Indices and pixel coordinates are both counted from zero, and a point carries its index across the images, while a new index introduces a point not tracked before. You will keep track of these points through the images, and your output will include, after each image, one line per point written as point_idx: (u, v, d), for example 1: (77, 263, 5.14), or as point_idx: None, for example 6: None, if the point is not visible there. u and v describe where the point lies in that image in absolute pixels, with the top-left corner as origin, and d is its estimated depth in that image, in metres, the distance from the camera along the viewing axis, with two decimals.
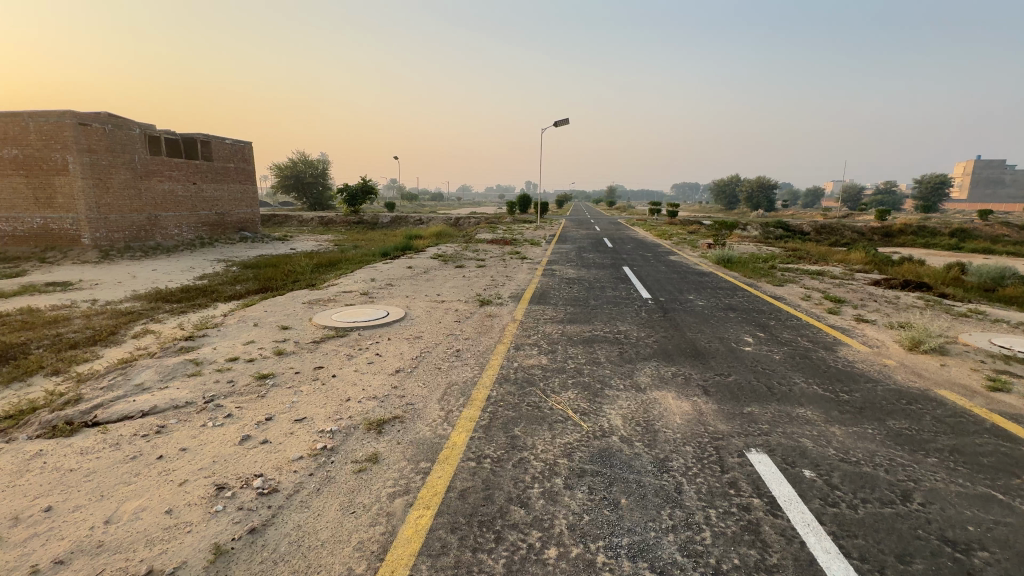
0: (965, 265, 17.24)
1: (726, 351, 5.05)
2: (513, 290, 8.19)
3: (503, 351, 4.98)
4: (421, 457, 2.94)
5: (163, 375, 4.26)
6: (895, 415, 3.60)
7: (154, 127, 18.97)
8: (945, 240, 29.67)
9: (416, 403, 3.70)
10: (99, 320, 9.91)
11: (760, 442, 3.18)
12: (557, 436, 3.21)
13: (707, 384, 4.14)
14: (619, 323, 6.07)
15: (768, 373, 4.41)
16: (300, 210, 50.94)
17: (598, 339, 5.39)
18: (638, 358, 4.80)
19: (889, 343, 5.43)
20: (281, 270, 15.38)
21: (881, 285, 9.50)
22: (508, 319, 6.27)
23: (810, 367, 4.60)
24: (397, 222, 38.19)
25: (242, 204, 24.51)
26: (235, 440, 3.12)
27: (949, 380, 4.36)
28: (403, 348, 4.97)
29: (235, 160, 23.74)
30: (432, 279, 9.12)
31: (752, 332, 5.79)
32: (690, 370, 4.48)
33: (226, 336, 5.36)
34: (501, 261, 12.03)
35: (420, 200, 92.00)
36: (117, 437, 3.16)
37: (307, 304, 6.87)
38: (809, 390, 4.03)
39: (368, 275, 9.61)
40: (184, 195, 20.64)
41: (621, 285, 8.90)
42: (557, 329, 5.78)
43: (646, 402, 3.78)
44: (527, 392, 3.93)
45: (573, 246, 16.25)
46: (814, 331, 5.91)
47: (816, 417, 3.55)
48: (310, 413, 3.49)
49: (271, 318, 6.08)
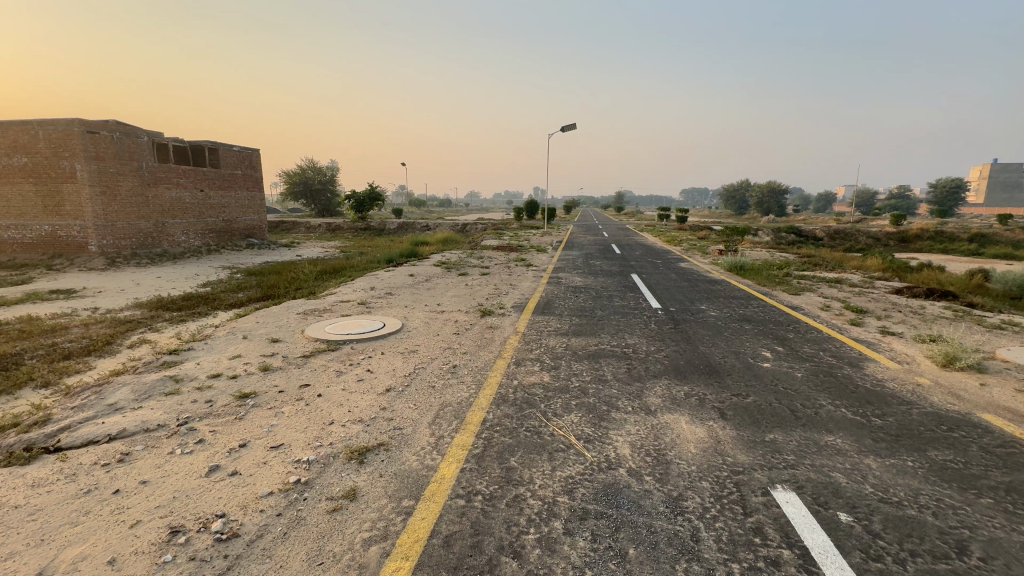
0: (988, 271, 16.61)
1: (742, 368, 4.68)
2: (517, 299, 7.88)
3: (502, 367, 4.66)
4: (404, 493, 2.63)
5: (139, 393, 4.00)
6: (937, 444, 3.23)
7: (162, 135, 19.02)
8: (965, 245, 28.85)
9: (405, 427, 3.39)
10: (98, 328, 9.74)
11: (786, 477, 2.82)
12: (557, 468, 2.89)
13: (722, 406, 3.80)
14: (626, 336, 5.72)
15: (791, 394, 4.05)
16: (309, 216, 51.21)
17: (604, 354, 5.05)
18: (647, 375, 4.45)
19: (920, 359, 5.03)
20: (284, 278, 15.25)
21: (904, 294, 9.04)
22: (510, 331, 5.96)
23: (836, 387, 4.23)
24: (405, 228, 38.10)
25: (250, 211, 24.54)
26: (202, 470, 2.83)
27: (992, 402, 3.96)
28: (396, 363, 4.67)
29: (242, 168, 23.80)
30: (434, 287, 8.85)
31: (769, 346, 5.42)
32: (703, 389, 4.14)
33: (213, 350, 5.10)
34: (505, 268, 11.74)
35: (428, 205, 92.27)
36: (75, 466, 2.89)
37: (302, 314, 6.62)
38: (837, 414, 3.66)
39: (368, 283, 9.38)
40: (191, 202, 20.68)
41: (630, 293, 8.57)
42: (561, 343, 5.46)
43: (657, 427, 3.44)
44: (526, 415, 3.61)
45: (581, 253, 15.93)
46: (836, 345, 5.52)
47: (847, 446, 3.19)
48: (289, 439, 3.19)
49: (263, 329, 5.83)
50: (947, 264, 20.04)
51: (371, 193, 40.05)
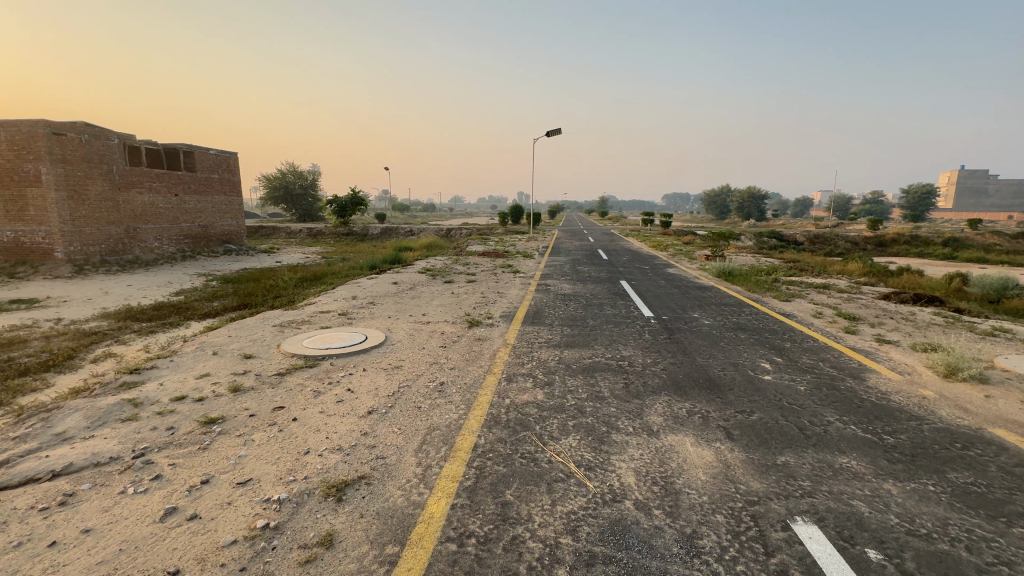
0: (966, 275, 16.93)
1: (743, 382, 4.49)
2: (505, 308, 7.62)
3: (493, 384, 4.38)
4: (387, 538, 2.33)
5: (92, 420, 3.61)
6: (954, 465, 3.06)
7: (134, 138, 18.32)
8: (939, 249, 29.58)
9: (390, 455, 3.09)
10: (59, 341, 9.14)
11: (804, 507, 2.61)
12: (558, 502, 2.62)
13: (728, 424, 3.59)
14: (621, 348, 5.50)
15: (796, 410, 3.86)
16: (290, 221, 50.26)
17: (599, 368, 4.81)
18: (646, 391, 4.22)
19: (920, 368, 4.92)
20: (262, 285, 14.73)
21: (892, 300, 9.04)
22: (499, 343, 5.68)
23: (842, 401, 4.06)
24: (388, 234, 37.51)
25: (227, 216, 23.84)
26: (157, 514, 2.49)
27: (1001, 415, 3.83)
28: (379, 381, 4.36)
29: (219, 172, 23.13)
30: (419, 296, 8.54)
31: (768, 357, 5.25)
32: (706, 406, 3.92)
33: (179, 369, 4.71)
34: (492, 275, 11.48)
35: (412, 210, 91.32)
36: (8, 512, 2.52)
37: (278, 326, 6.23)
38: (847, 432, 3.48)
39: (350, 292, 9.02)
40: (165, 207, 19.96)
41: (620, 301, 8.38)
42: (553, 356, 5.20)
43: (662, 451, 3.21)
44: (521, 440, 3.33)
45: (568, 259, 15.77)
46: (835, 354, 5.38)
47: (863, 469, 3.00)
48: (259, 473, 2.87)
49: (235, 344, 5.44)
50: (924, 268, 20.44)
51: (353, 197, 39.43)
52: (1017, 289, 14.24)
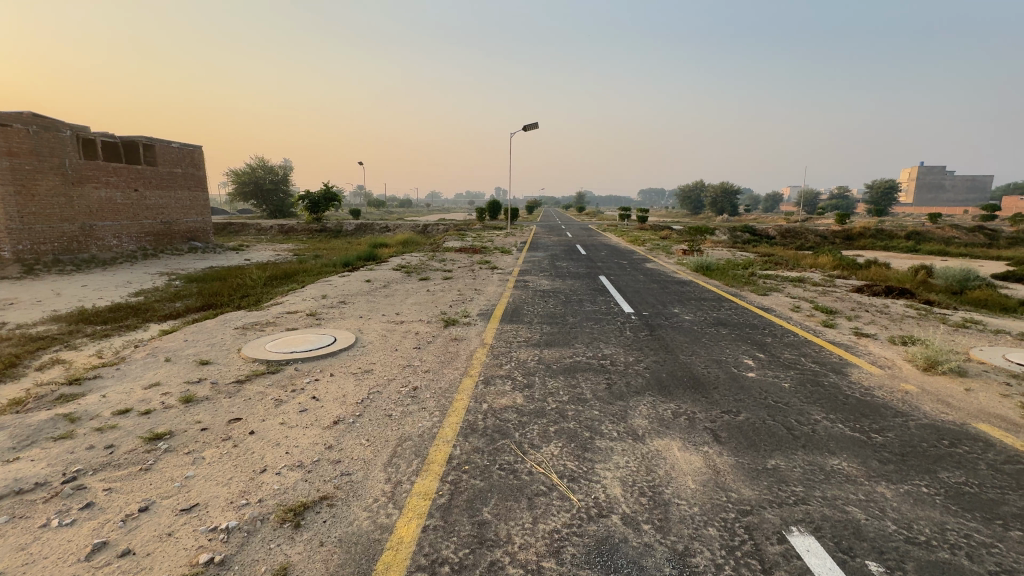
0: (930, 267, 17.46)
1: (728, 380, 4.38)
2: (483, 306, 7.38)
3: (470, 388, 4.14)
4: (350, 570, 2.08)
5: (18, 440, 3.21)
6: (945, 463, 2.98)
7: (88, 129, 17.28)
8: (903, 243, 30.62)
9: (356, 471, 2.83)
10: (2, 348, 8.46)
11: (799, 515, 2.47)
12: (540, 520, 2.42)
13: (715, 426, 3.45)
14: (602, 346, 5.33)
15: (782, 408, 3.75)
16: (261, 217, 48.72)
17: (580, 368, 4.62)
18: (630, 392, 4.05)
19: (900, 362, 4.91)
20: (229, 284, 14.10)
21: (865, 293, 9.17)
22: (477, 343, 5.44)
23: (827, 398, 3.97)
24: (362, 230, 36.69)
25: (191, 213, 22.83)
26: (82, 552, 2.17)
27: (982, 409, 3.81)
28: (347, 388, 4.07)
29: (182, 166, 22.10)
30: (392, 294, 8.23)
31: (750, 353, 5.16)
32: (691, 406, 3.78)
33: (126, 378, 4.31)
34: (469, 272, 11.22)
35: (387, 206, 90.00)
36: None
37: (240, 329, 5.83)
38: (836, 431, 3.38)
39: (320, 290, 8.64)
40: (124, 203, 18.94)
41: (600, 297, 8.24)
42: (533, 356, 4.98)
43: (649, 457, 3.03)
44: (499, 449, 3.11)
45: (546, 254, 15.61)
46: (816, 349, 5.33)
47: (855, 471, 2.89)
48: (208, 498, 2.57)
49: (191, 350, 5.04)
50: (890, 261, 21.07)
51: (326, 193, 38.41)
52: (978, 281, 14.73)
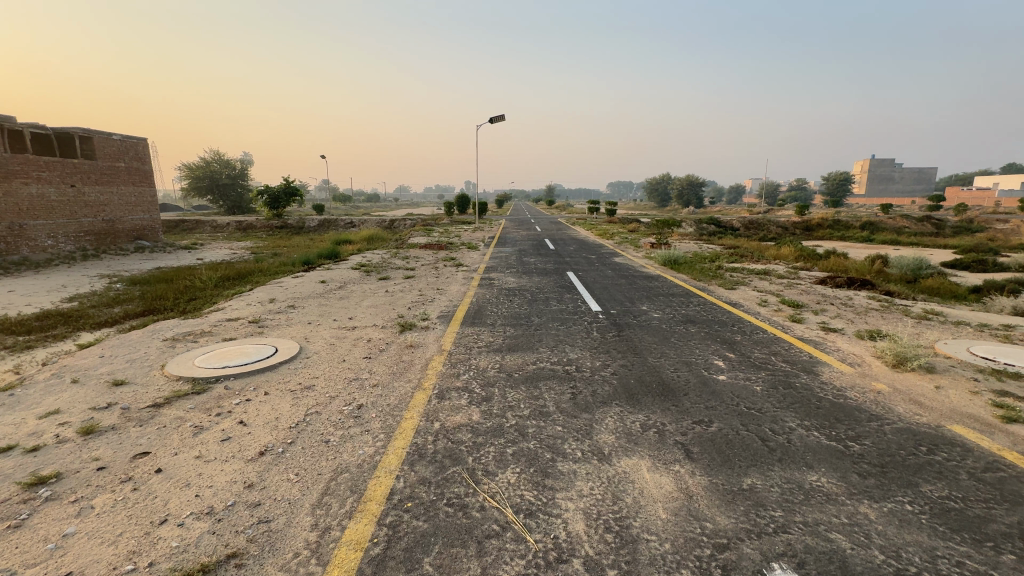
0: (885, 257, 18.03)
1: (698, 384, 4.13)
2: (443, 308, 6.97)
3: (421, 404, 3.74)
4: None
5: None
6: (926, 474, 2.80)
7: (13, 120, 15.82)
8: (859, 232, 31.78)
9: (276, 517, 2.41)
10: None
11: (780, 548, 2.20)
12: (489, 571, 2.07)
13: (686, 440, 3.18)
14: (567, 350, 5.02)
15: (755, 415, 3.53)
16: (218, 213, 46.52)
17: (543, 376, 4.29)
18: (596, 403, 3.75)
19: (869, 358, 4.80)
20: (175, 287, 13.15)
21: (829, 285, 9.23)
22: (434, 350, 5.05)
23: (800, 402, 3.78)
24: (325, 227, 35.42)
25: (137, 210, 21.36)
26: None
27: (954, 408, 3.69)
28: (281, 410, 3.60)
29: (125, 159, 20.62)
30: (347, 297, 7.71)
31: (720, 353, 4.95)
32: (661, 417, 3.50)
33: (19, 406, 3.70)
34: (432, 270, 10.78)
35: (354, 201, 87.68)
36: None
37: (168, 342, 5.23)
38: (811, 441, 3.18)
39: (269, 293, 8.02)
40: (59, 200, 17.49)
41: (567, 294, 7.95)
42: (493, 364, 4.63)
43: (615, 482, 2.72)
44: (448, 480, 2.74)
45: (514, 249, 15.28)
46: (786, 347, 5.17)
47: (835, 488, 2.67)
48: (84, 565, 2.10)
49: (107, 368, 4.44)
50: (846, 251, 21.74)
51: (287, 187, 36.92)
52: (930, 269, 15.26)
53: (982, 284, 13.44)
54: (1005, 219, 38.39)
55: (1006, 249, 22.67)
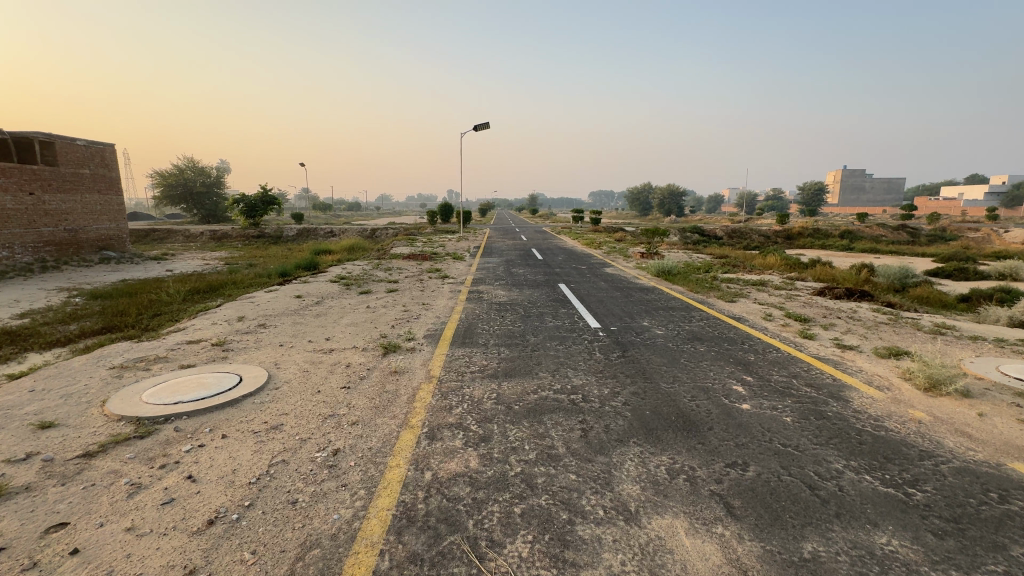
0: (870, 265, 18.09)
1: (722, 416, 3.68)
2: (430, 325, 6.42)
3: (409, 447, 3.19)
4: None
5: None
6: (1012, 532, 2.36)
7: None
8: (839, 241, 32.17)
9: None
10: None
11: None
12: None
13: (723, 490, 2.71)
14: (570, 375, 4.53)
15: (794, 456, 3.08)
16: (193, 222, 45.06)
17: (547, 408, 3.79)
18: (611, 442, 3.26)
19: (896, 380, 4.44)
20: (140, 301, 12.30)
21: (829, 296, 8.96)
22: (421, 376, 4.51)
23: (838, 436, 3.35)
24: (304, 237, 34.47)
25: (102, 219, 20.23)
26: None
27: (1007, 440, 3.31)
28: (241, 460, 3.01)
29: (91, 166, 19.60)
30: (325, 313, 7.11)
31: (737, 376, 4.52)
32: (689, 460, 3.03)
33: None
34: (417, 282, 10.22)
35: (335, 210, 86.29)
36: None
37: (115, 371, 4.57)
38: (865, 488, 2.74)
39: (238, 310, 7.37)
40: (15, 209, 16.39)
41: (562, 309, 7.50)
42: (489, 393, 4.10)
43: (650, 553, 2.22)
44: (445, 556, 2.20)
45: (501, 260, 14.83)
46: (805, 367, 4.77)
47: (912, 555, 2.22)
48: None
49: (35, 406, 3.77)
50: (830, 259, 21.85)
51: (264, 196, 35.92)
52: (916, 278, 15.28)
53: (970, 292, 13.43)
54: (976, 229, 39.46)
55: (980, 257, 23.16)
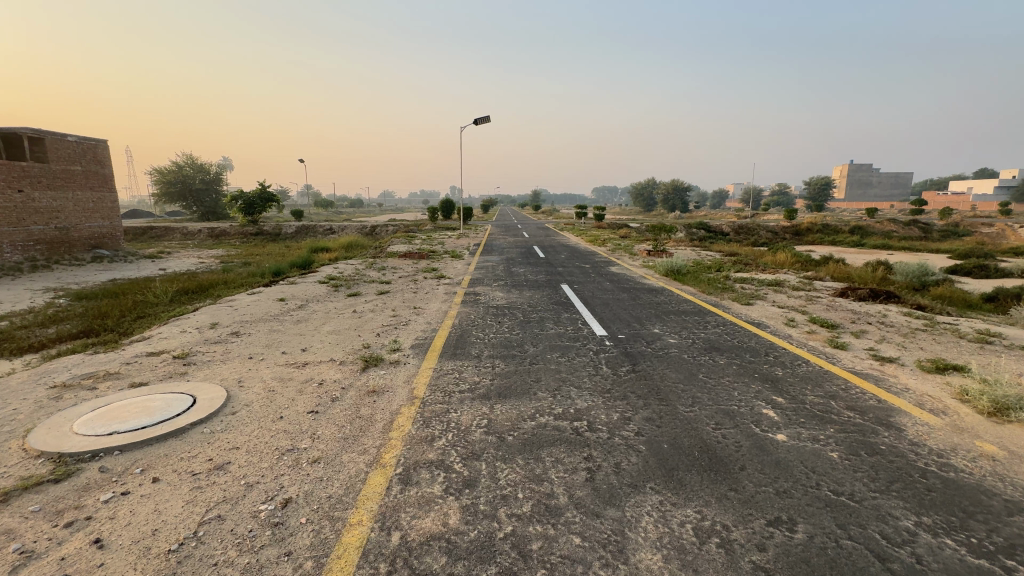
0: (885, 262, 17.34)
1: (753, 451, 3.08)
2: (419, 333, 5.85)
3: (376, 497, 2.60)
4: None
5: None
6: None
7: None
8: (849, 237, 31.30)
9: None
10: None
11: None
12: None
13: (769, 563, 2.11)
14: (573, 396, 3.93)
15: (853, 511, 2.47)
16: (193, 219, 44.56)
17: (547, 440, 3.20)
18: (624, 488, 2.67)
19: (952, 401, 3.82)
20: (124, 302, 11.79)
21: (854, 298, 8.27)
22: (403, 397, 3.93)
23: (899, 481, 2.75)
24: (302, 235, 33.91)
25: (95, 216, 19.73)
26: None
27: None
28: (165, 516, 2.43)
29: (83, 163, 19.06)
30: (307, 320, 6.54)
31: (766, 398, 3.91)
32: (724, 518, 2.42)
33: None
34: (410, 283, 9.63)
35: (337, 207, 85.60)
36: None
37: (55, 391, 4.00)
38: (953, 560, 2.13)
39: (214, 314, 6.81)
40: (3, 206, 15.86)
41: (565, 313, 6.90)
42: (479, 420, 3.51)
43: None
44: None
45: (502, 259, 14.23)
46: (842, 386, 4.16)
47: None
48: None
49: None
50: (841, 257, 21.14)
51: (263, 193, 35.40)
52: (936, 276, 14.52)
53: (995, 292, 12.66)
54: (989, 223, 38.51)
55: (998, 254, 22.29)
